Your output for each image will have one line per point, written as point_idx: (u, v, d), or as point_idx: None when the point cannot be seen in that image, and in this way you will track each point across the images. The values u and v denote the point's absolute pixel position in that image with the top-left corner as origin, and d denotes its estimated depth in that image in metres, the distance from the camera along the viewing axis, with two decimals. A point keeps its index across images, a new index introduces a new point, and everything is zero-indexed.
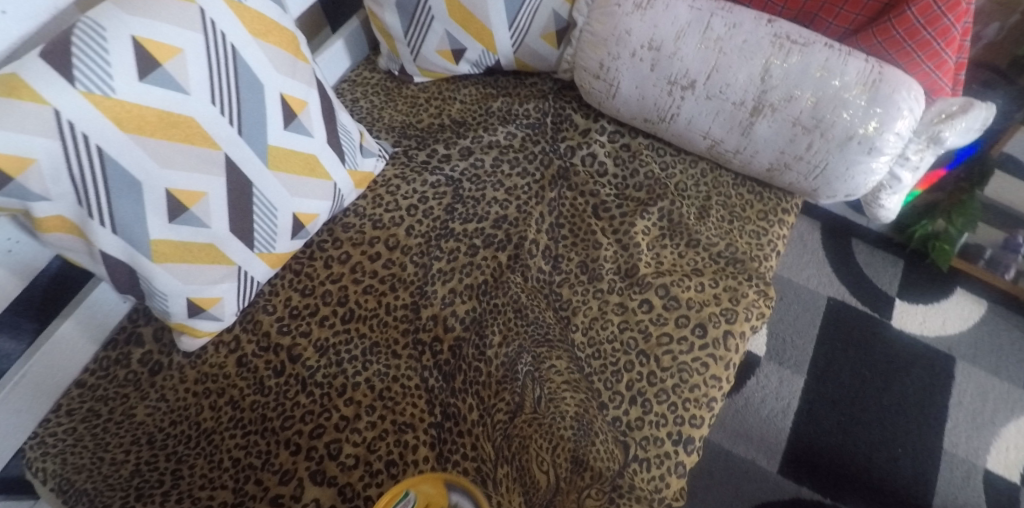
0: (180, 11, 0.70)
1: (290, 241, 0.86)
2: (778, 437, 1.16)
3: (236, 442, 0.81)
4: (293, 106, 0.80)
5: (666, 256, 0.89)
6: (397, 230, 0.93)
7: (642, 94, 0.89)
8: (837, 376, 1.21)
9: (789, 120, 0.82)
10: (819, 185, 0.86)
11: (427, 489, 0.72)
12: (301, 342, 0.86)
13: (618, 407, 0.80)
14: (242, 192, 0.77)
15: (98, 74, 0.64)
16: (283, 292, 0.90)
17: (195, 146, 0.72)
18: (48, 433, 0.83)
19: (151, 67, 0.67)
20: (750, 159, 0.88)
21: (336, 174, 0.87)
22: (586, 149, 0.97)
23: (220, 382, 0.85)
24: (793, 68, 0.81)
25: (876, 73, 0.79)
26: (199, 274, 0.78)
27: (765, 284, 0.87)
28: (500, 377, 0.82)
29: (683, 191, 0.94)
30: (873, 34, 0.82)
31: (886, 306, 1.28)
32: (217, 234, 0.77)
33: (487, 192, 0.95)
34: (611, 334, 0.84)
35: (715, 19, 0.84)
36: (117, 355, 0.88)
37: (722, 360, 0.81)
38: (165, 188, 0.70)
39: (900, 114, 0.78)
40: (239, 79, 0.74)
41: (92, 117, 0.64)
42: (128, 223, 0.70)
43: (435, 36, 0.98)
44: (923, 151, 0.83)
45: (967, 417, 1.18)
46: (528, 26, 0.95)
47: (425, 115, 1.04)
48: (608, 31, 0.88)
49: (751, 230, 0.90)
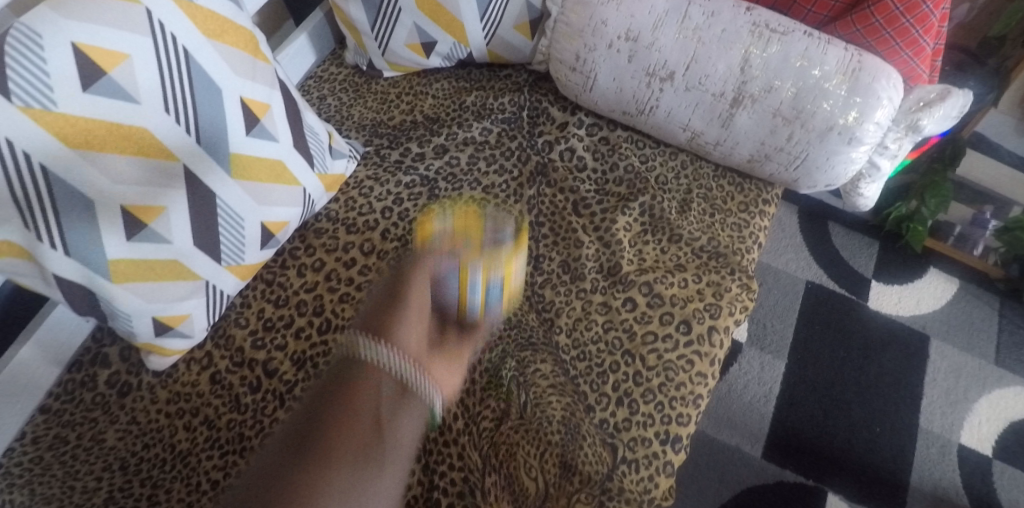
0: (125, 13, 0.65)
1: (259, 251, 0.82)
2: (761, 422, 1.17)
3: (214, 463, 0.79)
4: (255, 110, 0.75)
5: (648, 252, 0.87)
6: (372, 234, 0.90)
7: (620, 86, 0.87)
8: (816, 359, 1.22)
9: (769, 111, 0.80)
10: (800, 176, 0.85)
11: (463, 213, 0.84)
12: (277, 356, 0.84)
13: (605, 409, 0.79)
14: (206, 204, 0.73)
15: (37, 87, 0.60)
16: (255, 304, 0.87)
17: (151, 159, 0.67)
18: (13, 463, 0.78)
19: (95, 75, 0.63)
20: (730, 151, 0.87)
21: (305, 179, 0.83)
22: (564, 144, 0.95)
23: (193, 401, 0.83)
24: (773, 57, 0.79)
25: (856, 62, 0.78)
26: (163, 291, 0.74)
27: (748, 277, 0.85)
28: (485, 383, 0.80)
29: (664, 184, 0.92)
30: (852, 22, 0.80)
31: (862, 288, 1.30)
32: (180, 249, 0.73)
33: (464, 191, 0.91)
34: (595, 334, 0.83)
35: (693, 8, 0.82)
36: (83, 377, 0.85)
37: (707, 356, 0.80)
38: (120, 205, 0.66)
39: (881, 103, 0.77)
40: (193, 85, 0.69)
41: (32, 133, 0.60)
42: (81, 243, 0.66)
43: (403, 28, 0.94)
44: (901, 140, 0.82)
45: (942, 394, 1.20)
46: (500, 18, 0.92)
47: (396, 112, 1.00)
48: (583, 21, 0.85)
49: (732, 222, 0.89)
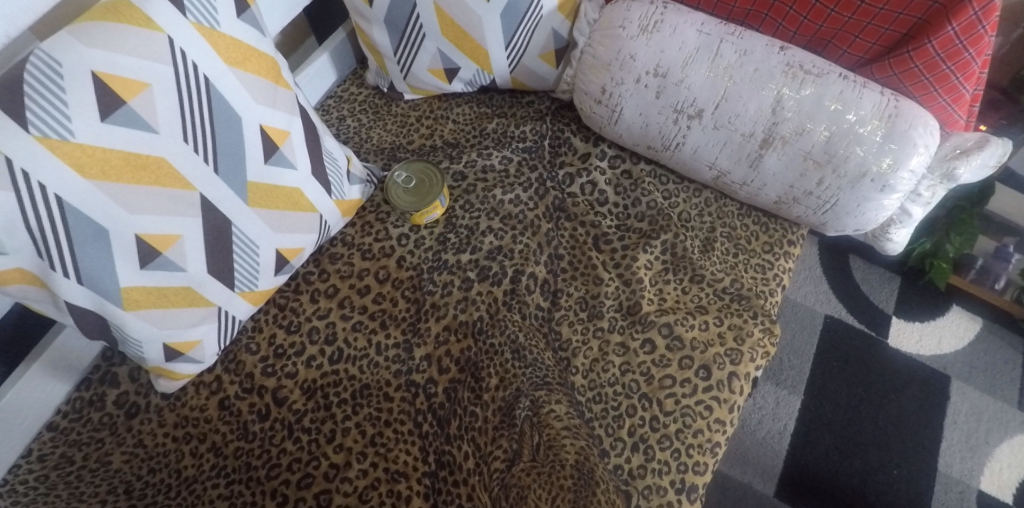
0: (147, 41, 0.63)
1: (273, 277, 0.80)
2: (774, 460, 1.14)
3: (220, 492, 0.77)
4: (274, 137, 0.74)
5: (669, 292, 0.85)
6: (387, 261, 0.89)
7: (645, 121, 0.85)
8: (833, 397, 1.19)
9: (800, 153, 0.78)
10: (829, 219, 0.82)
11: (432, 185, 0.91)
12: (286, 384, 0.82)
13: (620, 454, 0.77)
14: (221, 231, 0.72)
15: (55, 118, 0.59)
16: (267, 329, 0.85)
17: (167, 188, 0.67)
18: (19, 480, 0.78)
19: (114, 105, 0.62)
20: (757, 191, 0.85)
21: (322, 205, 0.82)
22: (585, 176, 0.93)
23: (201, 426, 0.81)
24: (806, 100, 0.76)
25: (893, 107, 0.75)
26: (175, 318, 0.73)
27: (771, 321, 0.82)
28: (497, 423, 0.78)
29: (686, 222, 0.90)
30: (890, 65, 0.77)
31: (882, 324, 1.26)
32: (193, 276, 0.72)
33: (482, 221, 0.90)
34: (612, 377, 0.81)
35: (725, 45, 0.80)
36: (92, 395, 0.83)
37: (726, 403, 0.77)
38: (135, 234, 0.66)
39: (916, 150, 0.74)
40: (213, 112, 0.68)
41: (49, 163, 0.60)
42: (94, 272, 0.65)
43: (427, 54, 0.92)
44: (935, 187, 0.79)
45: (963, 438, 1.16)
46: (525, 46, 0.90)
47: (416, 136, 1.00)
48: (611, 55, 0.83)
49: (756, 263, 0.88)
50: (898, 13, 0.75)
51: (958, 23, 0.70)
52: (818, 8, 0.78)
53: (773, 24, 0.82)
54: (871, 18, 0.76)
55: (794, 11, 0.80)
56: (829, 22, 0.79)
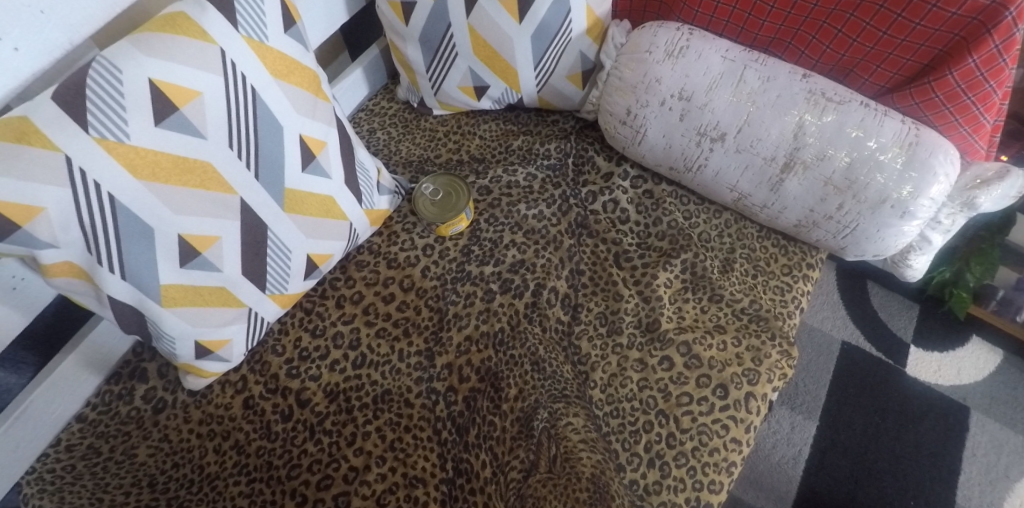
0: (201, 52, 0.67)
1: (302, 281, 0.83)
2: (788, 485, 1.14)
3: (241, 489, 0.79)
4: (312, 147, 0.77)
5: (688, 310, 0.87)
6: (412, 270, 0.91)
7: (669, 143, 0.87)
8: (849, 424, 1.19)
9: (820, 179, 0.80)
10: (848, 244, 0.84)
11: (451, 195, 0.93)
12: (310, 386, 0.84)
13: (636, 469, 0.78)
14: (256, 234, 0.75)
15: (113, 120, 0.63)
16: (293, 332, 0.88)
17: (210, 191, 0.70)
18: (46, 469, 0.80)
19: (167, 111, 0.65)
20: (777, 214, 0.86)
21: (352, 213, 0.84)
22: (608, 195, 0.95)
23: (225, 424, 0.83)
24: (828, 126, 0.78)
25: (913, 135, 0.76)
26: (209, 316, 0.75)
27: (789, 343, 0.83)
28: (515, 433, 0.80)
29: (706, 242, 0.92)
30: (911, 95, 0.78)
31: (899, 353, 1.25)
32: (229, 277, 0.75)
33: (505, 234, 0.92)
34: (630, 392, 0.82)
35: (749, 71, 0.82)
36: (121, 389, 0.86)
37: (743, 422, 0.78)
38: (177, 234, 0.69)
39: (936, 179, 0.75)
40: (257, 121, 0.71)
41: (103, 163, 0.63)
42: (138, 269, 0.68)
43: (459, 72, 0.96)
44: (955, 215, 0.80)
45: (982, 471, 1.14)
46: (553, 67, 0.93)
47: (443, 150, 1.03)
48: (637, 78, 0.86)
49: (775, 285, 0.89)
50: (919, 45, 0.76)
51: (979, 55, 0.72)
52: (840, 37, 0.80)
53: (796, 52, 0.85)
54: (893, 48, 0.77)
55: (816, 40, 0.82)
56: (851, 52, 0.80)
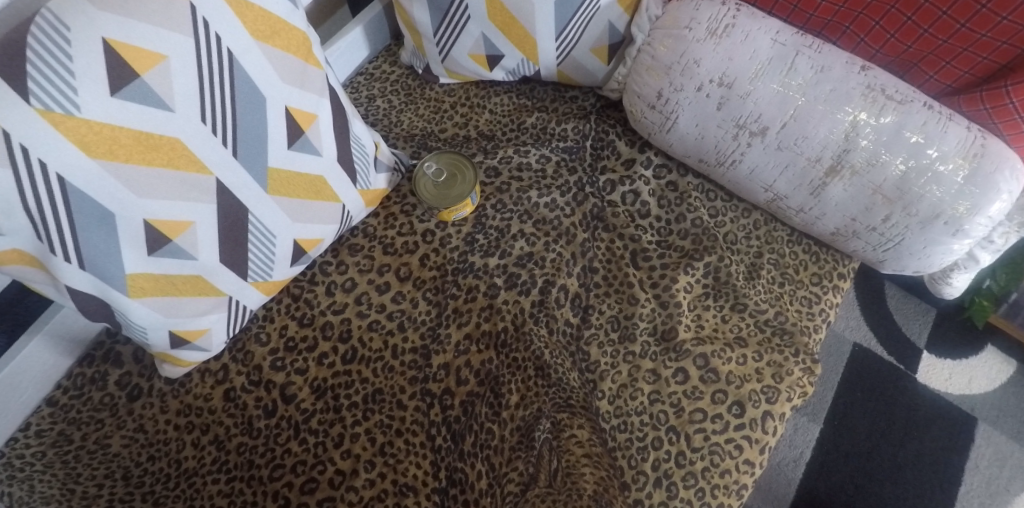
0: (168, 9, 0.57)
1: (288, 267, 0.76)
2: (786, 489, 1.11)
3: (219, 489, 0.73)
4: (300, 121, 0.68)
5: (708, 319, 0.80)
6: (410, 258, 0.84)
7: (701, 134, 0.78)
8: (854, 427, 1.15)
9: (868, 186, 0.71)
10: (888, 257, 0.76)
11: (456, 171, 0.84)
12: (295, 381, 0.78)
13: (641, 489, 0.73)
14: (236, 218, 0.67)
15: (60, 88, 0.53)
16: (279, 320, 0.81)
17: (181, 171, 0.61)
18: (15, 455, 0.73)
19: (127, 77, 0.56)
20: (814, 220, 0.78)
21: (346, 195, 0.76)
22: (628, 185, 0.86)
23: (204, 416, 0.77)
24: (884, 128, 0.69)
25: (979, 145, 0.67)
26: (182, 307, 0.68)
27: (814, 360, 0.76)
28: (514, 444, 0.74)
29: (732, 244, 0.84)
30: (981, 98, 0.69)
31: (911, 358, 1.20)
32: (204, 265, 0.67)
33: (513, 223, 0.84)
34: (640, 405, 0.76)
35: (801, 59, 0.72)
36: (93, 372, 0.79)
37: (758, 443, 0.72)
38: (143, 218, 0.60)
39: (999, 196, 0.67)
40: (235, 92, 0.62)
41: (51, 139, 0.54)
42: (97, 257, 0.60)
43: (470, 38, 0.85)
44: (1010, 235, 0.72)
45: (984, 483, 1.11)
46: (577, 38, 0.83)
47: (449, 124, 0.93)
48: (672, 57, 0.77)
49: (803, 295, 0.82)
50: (1001, 43, 0.66)
51: None
52: (908, 26, 0.70)
53: (855, 39, 0.75)
54: (969, 44, 0.68)
55: (880, 27, 0.72)
56: (920, 44, 0.71)
